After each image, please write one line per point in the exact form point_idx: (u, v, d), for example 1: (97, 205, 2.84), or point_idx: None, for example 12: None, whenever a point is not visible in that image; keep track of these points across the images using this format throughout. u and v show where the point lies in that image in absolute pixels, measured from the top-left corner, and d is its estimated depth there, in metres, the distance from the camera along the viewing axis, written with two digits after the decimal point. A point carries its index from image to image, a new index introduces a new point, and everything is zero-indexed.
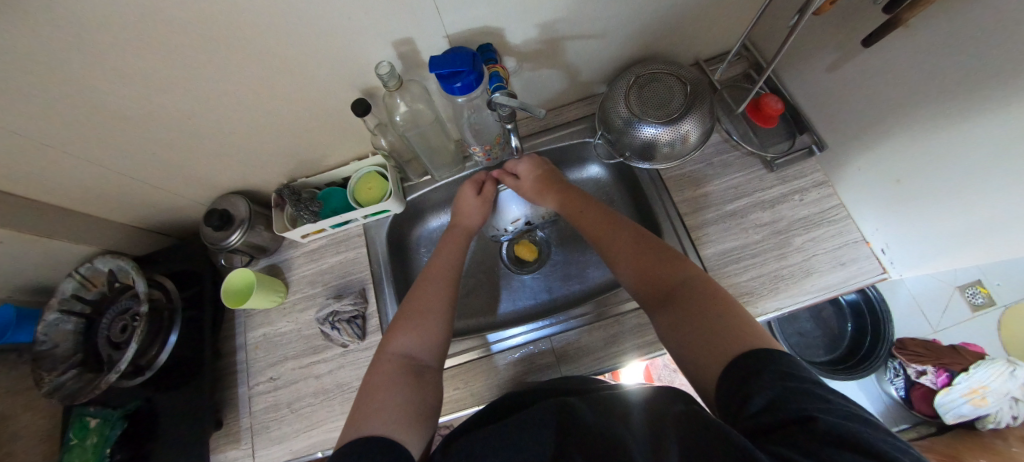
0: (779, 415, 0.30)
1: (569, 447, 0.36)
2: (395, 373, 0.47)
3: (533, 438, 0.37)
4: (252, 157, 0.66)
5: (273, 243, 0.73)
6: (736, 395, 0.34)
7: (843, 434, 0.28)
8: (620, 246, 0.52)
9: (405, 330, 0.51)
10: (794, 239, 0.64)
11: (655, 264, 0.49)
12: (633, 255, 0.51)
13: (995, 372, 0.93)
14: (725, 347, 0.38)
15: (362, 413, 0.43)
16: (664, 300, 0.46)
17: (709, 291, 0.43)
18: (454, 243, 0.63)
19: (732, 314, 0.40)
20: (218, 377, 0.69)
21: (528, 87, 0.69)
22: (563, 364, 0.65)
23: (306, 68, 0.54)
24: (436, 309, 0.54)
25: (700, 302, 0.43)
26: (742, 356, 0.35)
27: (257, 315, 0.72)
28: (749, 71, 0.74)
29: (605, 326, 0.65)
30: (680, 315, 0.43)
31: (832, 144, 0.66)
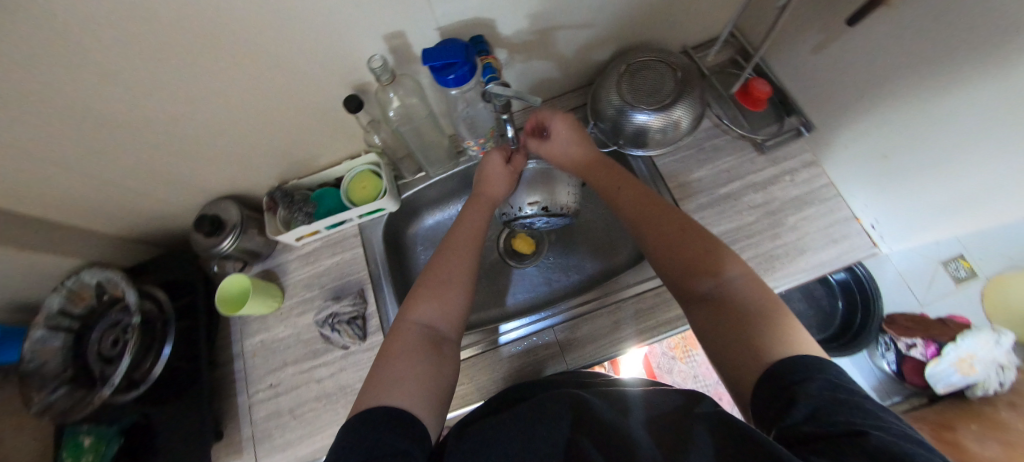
0: (825, 427, 0.30)
1: (581, 437, 0.36)
2: (416, 343, 0.47)
3: (547, 429, 0.38)
4: (241, 159, 0.64)
5: (266, 248, 0.72)
6: (777, 400, 0.34)
7: (896, 450, 0.26)
8: (654, 236, 0.51)
9: (425, 299, 0.51)
10: (786, 219, 0.66)
11: (695, 256, 0.47)
12: (670, 246, 0.49)
13: (982, 341, 0.93)
14: (766, 349, 0.37)
15: (378, 382, 0.42)
16: (702, 295, 0.45)
17: (753, 294, 0.42)
18: (476, 215, 0.62)
19: (777, 320, 0.39)
20: (217, 387, 0.67)
21: (520, 78, 0.69)
22: (567, 354, 0.65)
23: (295, 65, 0.53)
24: (457, 287, 0.53)
25: (743, 302, 0.42)
26: (779, 365, 0.35)
27: (253, 321, 0.71)
28: (735, 57, 0.76)
29: (606, 314, 0.66)
30: (719, 315, 0.42)
31: (819, 125, 0.67)
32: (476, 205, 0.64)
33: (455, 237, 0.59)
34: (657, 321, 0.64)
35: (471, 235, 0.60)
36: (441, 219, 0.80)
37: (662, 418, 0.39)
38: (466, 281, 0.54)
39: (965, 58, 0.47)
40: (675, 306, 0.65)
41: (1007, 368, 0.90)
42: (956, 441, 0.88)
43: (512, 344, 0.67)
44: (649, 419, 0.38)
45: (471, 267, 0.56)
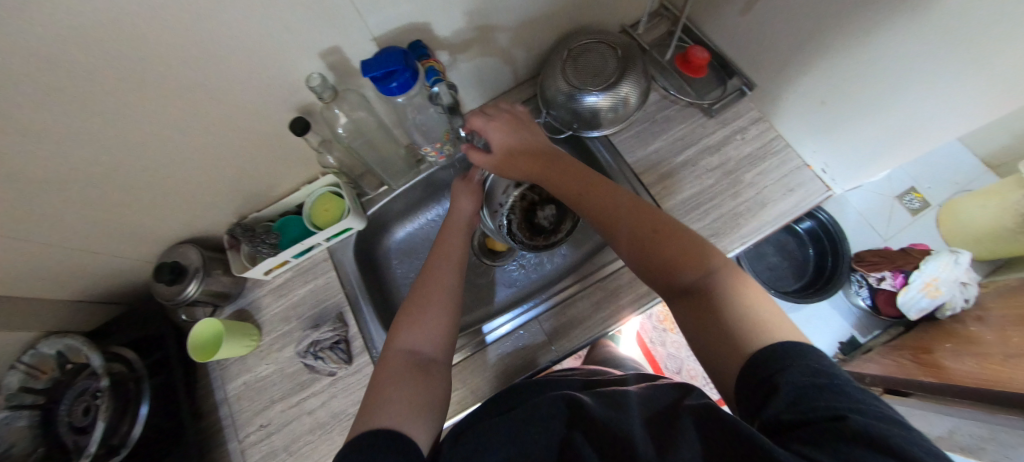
0: (802, 413, 0.31)
1: (575, 432, 0.37)
2: (400, 371, 0.46)
3: (537, 432, 0.38)
4: (194, 200, 0.62)
5: (235, 287, 0.70)
6: (755, 392, 0.34)
7: (872, 436, 0.27)
8: (633, 237, 0.49)
9: (406, 328, 0.51)
10: (744, 176, 0.68)
11: (672, 258, 0.46)
12: (647, 249, 0.48)
13: (942, 264, 0.99)
14: (745, 343, 0.38)
15: (370, 406, 0.43)
16: (685, 297, 0.44)
17: (730, 292, 0.42)
18: (455, 237, 0.63)
19: (755, 316, 0.40)
20: (204, 439, 0.64)
21: (467, 79, 0.68)
22: (556, 343, 0.65)
23: (234, 94, 0.51)
24: (436, 311, 0.53)
25: (722, 302, 0.41)
26: (754, 357, 0.36)
27: (233, 365, 0.68)
28: (672, 29, 0.78)
29: (590, 293, 0.67)
30: (699, 317, 0.42)
31: (759, 81, 0.70)
32: (453, 227, 0.65)
33: (434, 255, 0.60)
34: (639, 295, 0.65)
35: (450, 254, 0.60)
36: (412, 229, 0.79)
37: (656, 413, 0.40)
38: (448, 299, 0.55)
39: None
40: None
41: (969, 284, 0.98)
42: (935, 361, 0.93)
43: (499, 342, 0.67)
44: (645, 413, 0.40)
45: (455, 286, 0.57)
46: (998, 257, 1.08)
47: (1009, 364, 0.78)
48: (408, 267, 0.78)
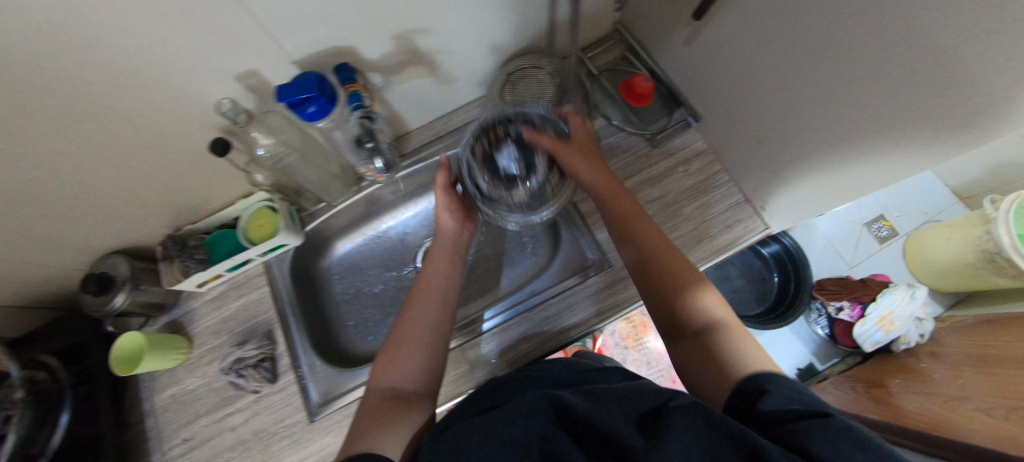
0: (792, 411, 0.34)
1: (557, 431, 0.37)
2: (382, 407, 0.49)
3: (519, 430, 0.36)
4: (120, 215, 0.62)
5: (169, 298, 0.70)
6: (748, 399, 0.38)
7: (856, 432, 0.31)
8: (655, 272, 0.52)
9: (387, 370, 0.53)
10: (682, 210, 0.67)
11: (684, 300, 0.50)
12: (658, 286, 0.52)
13: (898, 297, 0.99)
14: (733, 370, 0.42)
15: (360, 433, 0.45)
16: (689, 333, 0.48)
17: (729, 330, 0.46)
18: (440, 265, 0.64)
19: (752, 359, 0.43)
20: (127, 451, 0.64)
21: (406, 100, 0.67)
22: (525, 351, 0.63)
23: (147, 117, 0.50)
24: (417, 347, 0.55)
25: (724, 341, 0.45)
26: (742, 385, 0.40)
27: (162, 376, 0.68)
28: (625, 53, 0.77)
29: (571, 292, 0.64)
30: (699, 349, 0.46)
31: (704, 113, 0.69)
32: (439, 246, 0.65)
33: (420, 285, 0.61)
34: (567, 325, 0.63)
35: (438, 286, 0.61)
36: (354, 245, 0.79)
37: (642, 417, 0.39)
38: (432, 334, 0.56)
39: (813, 46, 0.46)
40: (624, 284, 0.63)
41: (924, 320, 0.99)
42: (885, 396, 0.92)
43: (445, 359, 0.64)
44: (632, 414, 0.39)
45: (441, 317, 0.58)
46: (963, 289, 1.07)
47: (952, 406, 0.78)
48: (348, 282, 0.77)
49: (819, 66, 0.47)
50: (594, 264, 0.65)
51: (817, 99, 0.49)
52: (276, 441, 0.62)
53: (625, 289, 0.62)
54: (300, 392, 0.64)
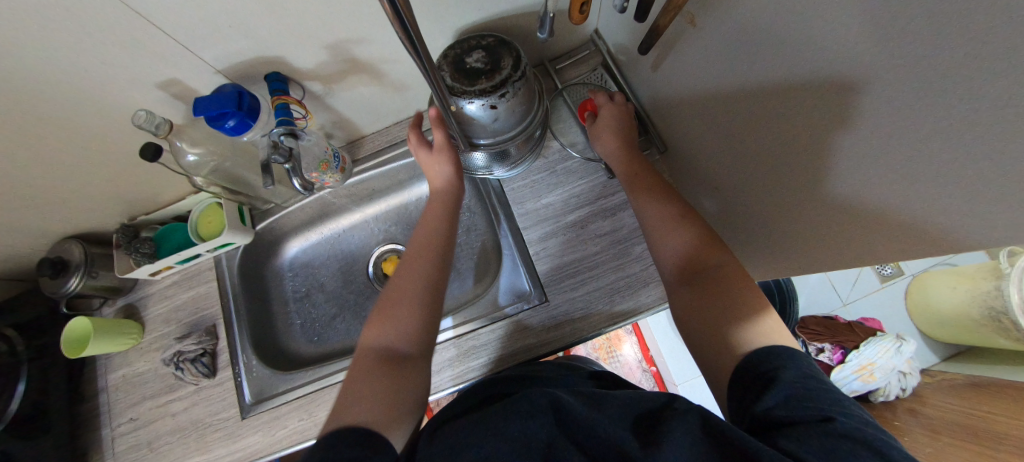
0: (792, 415, 0.31)
1: (559, 442, 0.37)
2: (372, 366, 0.47)
3: (520, 428, 0.37)
4: (69, 207, 0.63)
5: (126, 282, 0.73)
6: (759, 380, 0.34)
7: (858, 437, 0.28)
8: (678, 238, 0.48)
9: (378, 326, 0.51)
10: (633, 248, 0.61)
11: (693, 260, 0.46)
12: (682, 250, 0.47)
13: (882, 349, 0.99)
14: (735, 339, 0.39)
15: (338, 407, 0.44)
16: (687, 276, 0.46)
17: (737, 281, 0.43)
18: (434, 222, 0.59)
19: (766, 325, 0.39)
20: (79, 423, 0.69)
21: (354, 107, 0.64)
22: (547, 334, 0.60)
23: (76, 118, 0.50)
24: (408, 303, 0.52)
25: (731, 292, 0.42)
26: (747, 356, 0.37)
27: (116, 356, 0.72)
28: (599, 67, 0.70)
29: (610, 276, 0.61)
30: (699, 295, 0.43)
31: (670, 145, 0.63)
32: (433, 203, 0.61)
33: (407, 253, 0.58)
34: (495, 352, 0.62)
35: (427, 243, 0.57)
36: (306, 246, 0.79)
37: (640, 418, 0.39)
38: (423, 293, 0.53)
39: (761, 106, 0.42)
40: (650, 284, 0.60)
41: (908, 374, 0.99)
42: None
43: (440, 345, 0.64)
44: (630, 418, 0.39)
45: (435, 274, 0.55)
46: (953, 338, 1.07)
47: None
48: (300, 281, 0.78)
49: (771, 127, 0.42)
50: (530, 297, 0.62)
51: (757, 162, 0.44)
52: (210, 433, 0.65)
53: (555, 328, 0.61)
54: (236, 389, 0.66)
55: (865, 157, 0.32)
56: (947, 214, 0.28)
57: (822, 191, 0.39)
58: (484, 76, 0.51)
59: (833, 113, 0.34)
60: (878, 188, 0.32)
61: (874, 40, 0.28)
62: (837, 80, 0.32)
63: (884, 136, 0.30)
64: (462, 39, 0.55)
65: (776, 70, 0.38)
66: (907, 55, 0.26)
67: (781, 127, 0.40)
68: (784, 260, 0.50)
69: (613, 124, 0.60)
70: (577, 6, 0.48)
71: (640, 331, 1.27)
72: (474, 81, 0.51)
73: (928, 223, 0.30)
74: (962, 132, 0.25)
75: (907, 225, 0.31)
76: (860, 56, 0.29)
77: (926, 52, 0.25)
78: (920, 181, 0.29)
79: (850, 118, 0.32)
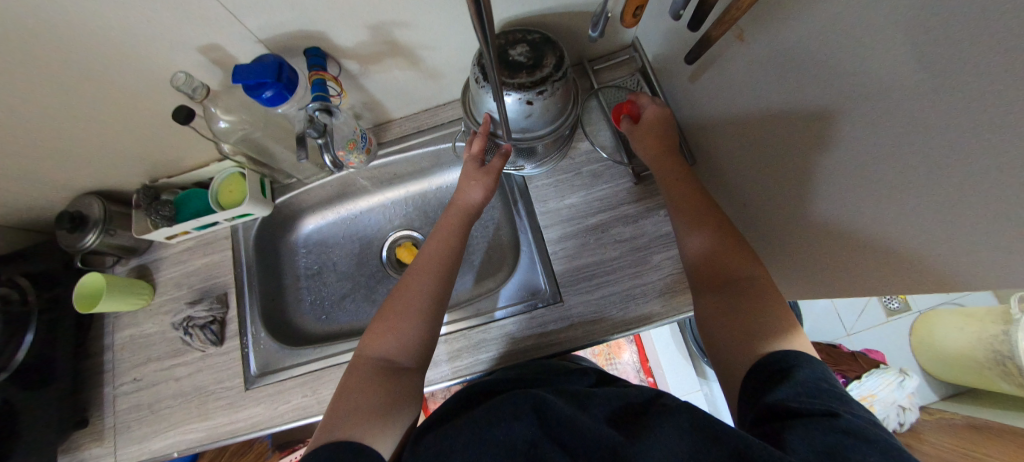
0: (801, 406, 0.32)
1: (542, 439, 0.37)
2: (371, 379, 0.47)
3: (505, 432, 0.37)
4: (94, 162, 0.63)
5: (141, 243, 0.73)
6: (775, 373, 0.35)
7: (861, 434, 0.29)
8: (708, 239, 0.48)
9: (382, 335, 0.51)
10: (652, 257, 0.61)
11: (725, 265, 0.46)
12: (712, 253, 0.47)
13: (884, 382, 1.01)
14: (757, 344, 0.39)
15: (333, 415, 0.44)
16: (717, 284, 0.45)
17: (765, 293, 0.43)
18: (449, 236, 0.58)
19: (789, 336, 0.39)
20: (82, 378, 0.69)
21: (385, 89, 0.64)
22: (558, 334, 0.60)
23: (110, 76, 0.50)
24: (415, 320, 0.52)
25: (754, 296, 0.42)
26: (767, 356, 0.37)
27: (124, 316, 0.72)
28: (635, 74, 0.70)
29: (627, 281, 0.61)
30: (727, 301, 0.43)
31: (699, 158, 0.63)
32: (451, 212, 0.60)
33: (418, 262, 0.57)
34: (503, 348, 0.62)
35: (439, 259, 0.56)
36: (323, 225, 0.79)
37: (622, 413, 0.41)
38: (423, 307, 0.53)
39: (794, 128, 0.41)
40: (667, 296, 0.59)
41: (907, 410, 1.00)
42: None
43: (449, 336, 0.64)
44: (607, 414, 0.41)
45: (439, 288, 0.54)
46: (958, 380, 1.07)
47: None
48: (313, 258, 0.78)
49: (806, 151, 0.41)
50: (545, 296, 0.62)
51: (791, 184, 0.44)
52: (212, 400, 0.65)
53: (567, 329, 0.60)
54: (242, 360, 0.66)
55: (894, 192, 0.33)
56: (979, 252, 0.28)
57: (848, 220, 0.38)
58: (525, 71, 0.51)
59: (864, 146, 0.34)
60: (913, 221, 0.32)
61: (926, 75, 0.28)
62: (877, 112, 0.32)
63: (923, 171, 0.30)
64: (506, 31, 0.55)
65: (812, 96, 0.38)
66: (960, 95, 0.26)
67: (814, 152, 0.40)
68: (797, 285, 0.50)
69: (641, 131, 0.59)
70: (632, 9, 0.48)
71: (641, 341, 1.26)
72: (515, 74, 0.51)
73: (957, 261, 0.30)
74: (1002, 176, 0.25)
75: (936, 262, 0.31)
76: (908, 90, 0.29)
77: (976, 94, 0.25)
78: (954, 219, 0.29)
79: (885, 151, 0.32)
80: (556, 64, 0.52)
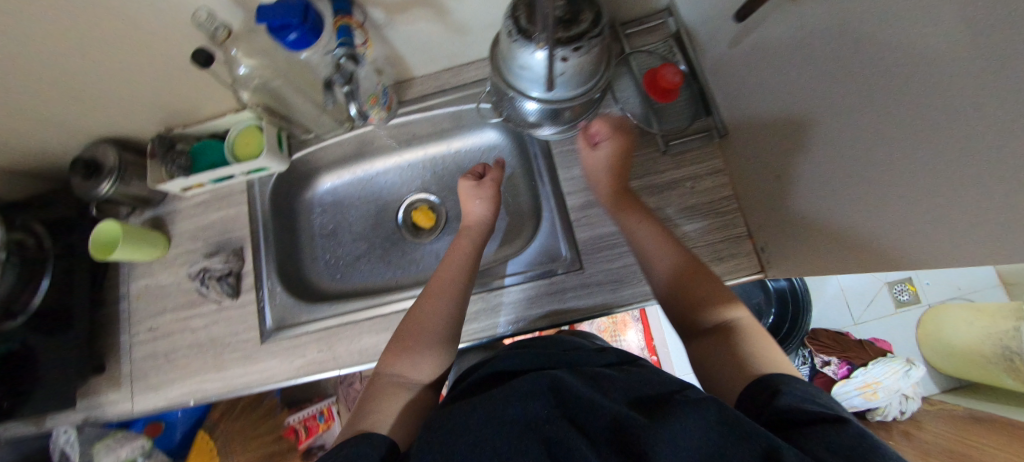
0: (804, 416, 0.34)
1: (558, 419, 0.37)
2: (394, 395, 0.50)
3: (520, 411, 0.38)
4: (110, 107, 0.62)
5: (156, 194, 0.72)
6: (764, 392, 0.38)
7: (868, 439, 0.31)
8: (683, 279, 0.52)
9: (400, 354, 0.53)
10: (675, 229, 0.61)
11: (702, 305, 0.50)
12: (689, 298, 0.51)
13: (890, 370, 1.02)
14: (748, 368, 0.43)
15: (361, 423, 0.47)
16: (702, 331, 0.50)
17: (747, 330, 0.47)
18: (461, 258, 0.60)
19: (772, 362, 0.43)
20: (99, 325, 0.70)
21: (410, 43, 0.62)
22: (579, 303, 0.60)
23: (125, 16, 0.48)
24: (433, 338, 0.53)
25: (737, 343, 0.46)
26: (758, 378, 0.40)
27: (139, 266, 0.72)
28: (668, 40, 0.68)
29: None
30: (716, 341, 0.47)
31: (731, 130, 0.60)
32: (464, 235, 0.62)
33: (431, 286, 0.58)
34: (514, 316, 0.62)
35: (454, 280, 0.57)
36: (339, 182, 0.77)
37: (642, 398, 0.40)
38: (443, 329, 0.54)
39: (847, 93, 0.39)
40: None
41: (910, 398, 1.01)
42: None
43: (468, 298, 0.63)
44: (627, 397, 0.40)
45: (456, 311, 0.55)
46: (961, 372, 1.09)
47: None
48: (329, 218, 0.77)
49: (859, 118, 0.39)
50: (565, 262, 0.62)
51: (836, 153, 0.42)
52: (228, 352, 0.66)
53: (588, 296, 0.60)
54: (258, 313, 0.66)
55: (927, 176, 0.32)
56: None
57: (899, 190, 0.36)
58: (561, 26, 0.49)
59: (924, 113, 0.32)
60: None
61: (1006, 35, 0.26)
62: (937, 77, 0.30)
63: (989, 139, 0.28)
64: None
65: (867, 61, 0.36)
66: None
67: (862, 124, 0.38)
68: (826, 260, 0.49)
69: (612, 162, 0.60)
70: None
71: (647, 320, 1.26)
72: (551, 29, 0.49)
73: None
74: None
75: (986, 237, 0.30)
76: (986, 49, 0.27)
77: None
78: None
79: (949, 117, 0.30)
80: (594, 19, 0.49)
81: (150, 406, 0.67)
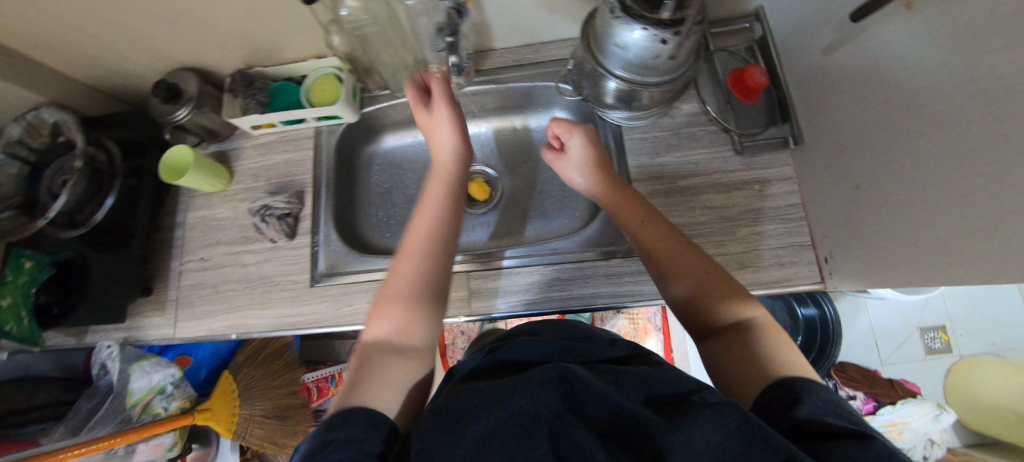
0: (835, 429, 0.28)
1: (567, 413, 0.29)
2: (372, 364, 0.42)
3: (524, 403, 0.29)
4: (203, 36, 0.63)
5: (225, 129, 0.73)
6: (782, 398, 0.33)
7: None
8: (682, 278, 0.47)
9: (374, 321, 0.46)
10: (740, 228, 0.61)
11: (703, 303, 0.45)
12: (689, 296, 0.46)
13: (919, 412, 1.02)
14: (768, 371, 0.38)
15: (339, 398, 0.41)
16: (711, 331, 0.44)
17: (763, 331, 0.42)
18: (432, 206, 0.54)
19: (789, 363, 0.38)
20: (153, 248, 0.71)
21: (501, 13, 0.63)
22: (635, 288, 0.60)
23: None
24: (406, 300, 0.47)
25: (754, 342, 0.41)
26: (778, 382, 0.35)
27: (198, 197, 0.73)
28: (751, 44, 0.68)
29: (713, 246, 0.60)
30: (726, 344, 0.42)
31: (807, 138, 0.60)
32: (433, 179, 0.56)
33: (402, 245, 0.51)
34: (557, 290, 0.61)
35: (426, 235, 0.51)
36: (402, 142, 0.78)
37: (662, 394, 0.32)
38: (418, 288, 0.48)
39: None
40: (750, 266, 0.59)
41: (937, 445, 1.00)
42: None
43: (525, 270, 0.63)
44: (644, 393, 0.32)
45: (435, 271, 0.49)
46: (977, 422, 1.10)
47: None
48: (386, 176, 0.78)
49: None
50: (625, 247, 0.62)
51: None
52: (276, 291, 0.66)
53: (645, 282, 0.60)
54: (311, 256, 0.67)
55: (1015, 192, 0.31)
56: None
57: None
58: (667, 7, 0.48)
59: None
60: None
61: None
62: None
63: None
64: None
65: None
66: None
67: None
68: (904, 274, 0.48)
69: (588, 155, 0.59)
70: None
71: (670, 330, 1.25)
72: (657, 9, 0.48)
73: None
74: None
75: None
76: None
77: None
78: None
79: None
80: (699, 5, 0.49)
81: (191, 334, 0.67)
